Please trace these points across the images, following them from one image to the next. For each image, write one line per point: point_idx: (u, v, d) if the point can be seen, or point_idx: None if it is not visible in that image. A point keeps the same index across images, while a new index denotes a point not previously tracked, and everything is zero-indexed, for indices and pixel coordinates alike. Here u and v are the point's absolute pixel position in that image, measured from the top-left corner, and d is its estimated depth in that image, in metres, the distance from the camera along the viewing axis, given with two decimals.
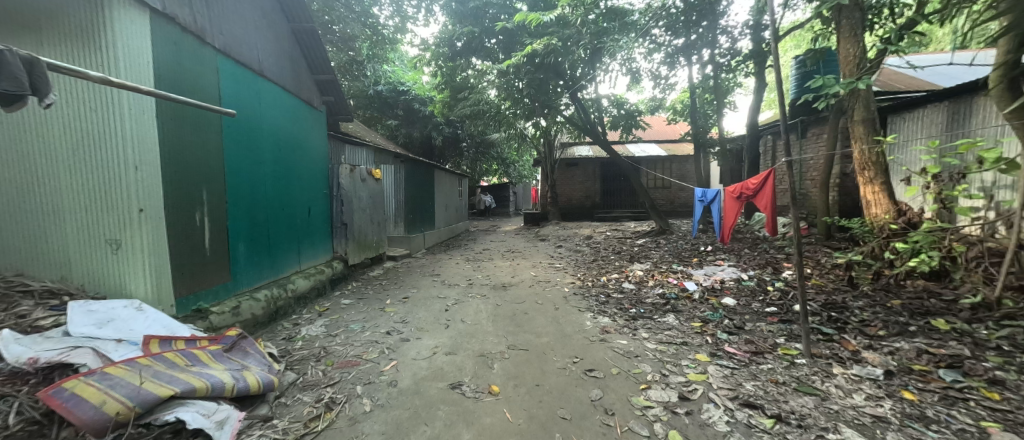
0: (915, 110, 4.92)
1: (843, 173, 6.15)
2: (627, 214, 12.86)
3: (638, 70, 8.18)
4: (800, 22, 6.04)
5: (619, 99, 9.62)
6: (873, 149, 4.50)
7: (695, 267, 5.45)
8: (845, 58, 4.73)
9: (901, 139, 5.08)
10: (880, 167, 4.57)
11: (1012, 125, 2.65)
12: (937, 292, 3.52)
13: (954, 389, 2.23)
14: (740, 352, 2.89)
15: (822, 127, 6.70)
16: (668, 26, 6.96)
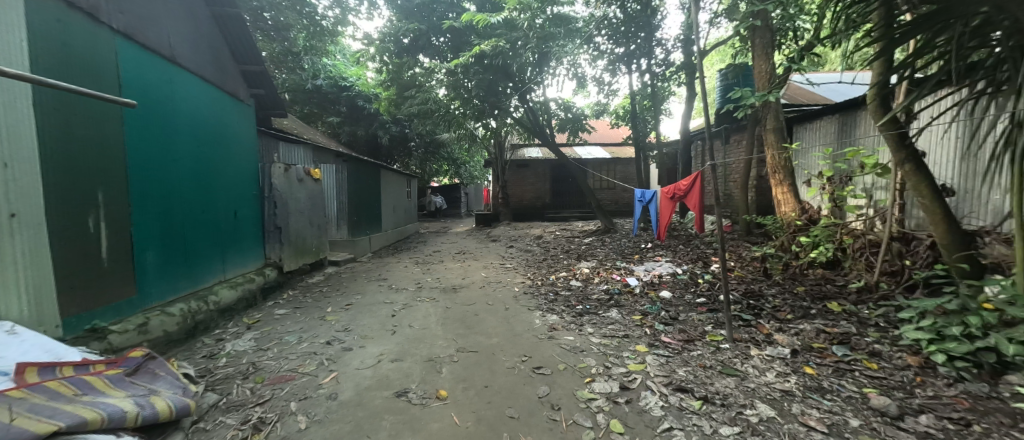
0: (813, 121, 5.63)
1: (759, 175, 6.86)
2: (575, 214, 13.28)
3: (583, 75, 8.52)
4: (723, 38, 6.61)
5: (566, 103, 9.91)
6: (782, 154, 5.11)
7: (636, 263, 5.77)
8: (759, 73, 5.28)
9: (803, 146, 5.79)
10: (788, 170, 5.18)
11: (886, 134, 3.11)
12: (832, 279, 4.05)
13: (843, 362, 2.59)
14: (673, 341, 3.11)
15: (743, 134, 7.40)
16: (610, 35, 7.35)
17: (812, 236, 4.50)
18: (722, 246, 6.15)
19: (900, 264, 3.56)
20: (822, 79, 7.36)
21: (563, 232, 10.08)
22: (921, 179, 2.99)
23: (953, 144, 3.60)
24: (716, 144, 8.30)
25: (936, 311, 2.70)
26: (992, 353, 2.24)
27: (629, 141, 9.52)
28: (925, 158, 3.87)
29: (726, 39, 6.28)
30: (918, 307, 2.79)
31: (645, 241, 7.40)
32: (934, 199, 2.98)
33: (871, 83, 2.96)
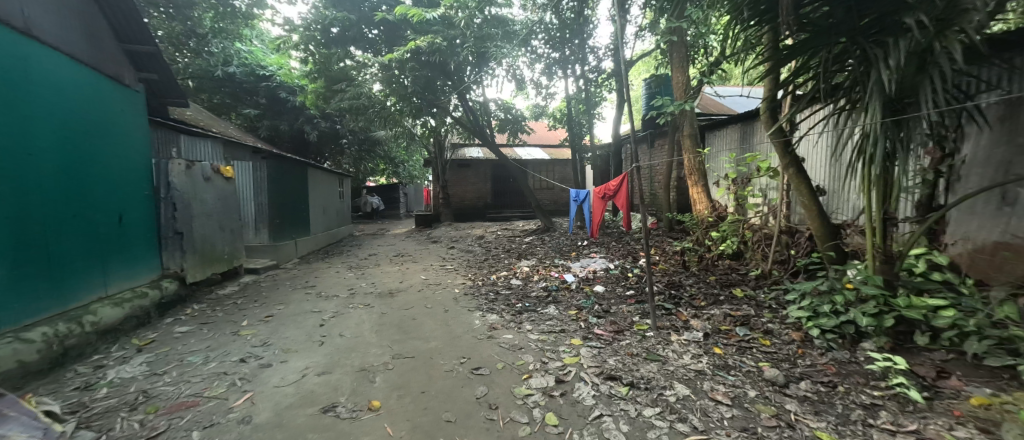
0: (720, 129, 6.32)
1: (680, 177, 7.50)
2: (517, 214, 13.43)
3: (522, 77, 8.65)
4: (647, 51, 7.13)
5: (506, 104, 9.86)
6: (696, 158, 5.76)
7: (573, 260, 5.99)
8: (677, 83, 5.81)
9: (713, 151, 6.46)
10: (701, 172, 5.82)
11: (775, 141, 3.59)
12: (736, 268, 4.57)
13: (744, 341, 2.93)
14: (605, 333, 3.28)
15: (665, 139, 8.02)
16: (546, 39, 7.80)
17: (721, 231, 5.03)
18: (648, 242, 6.63)
19: (786, 253, 4.11)
20: (727, 93, 8.28)
21: (504, 231, 10.15)
22: (801, 179, 3.49)
23: (823, 151, 4.26)
24: (644, 148, 8.90)
25: (813, 292, 3.17)
26: (851, 325, 2.69)
27: (567, 144, 9.82)
28: (804, 162, 4.52)
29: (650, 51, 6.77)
30: (799, 289, 3.25)
31: (581, 239, 7.71)
32: (810, 197, 3.49)
33: (764, 97, 3.40)
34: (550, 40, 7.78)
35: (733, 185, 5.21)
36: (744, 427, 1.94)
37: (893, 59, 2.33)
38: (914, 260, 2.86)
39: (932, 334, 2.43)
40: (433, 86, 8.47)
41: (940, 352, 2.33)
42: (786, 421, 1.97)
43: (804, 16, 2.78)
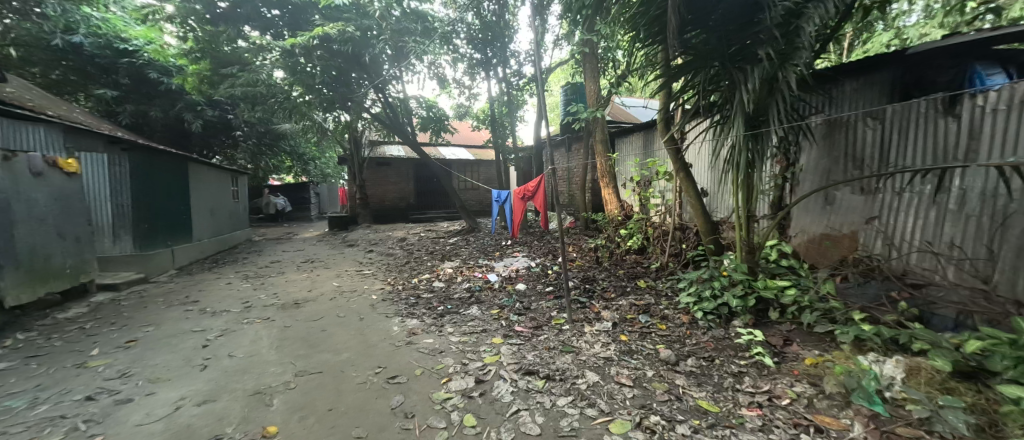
0: (626, 136, 6.94)
1: (594, 178, 8.02)
2: (441, 214, 13.12)
3: (443, 75, 8.47)
4: (564, 60, 7.52)
5: (428, 102, 9.62)
6: (607, 162, 6.27)
7: (496, 260, 6.06)
8: (590, 92, 6.24)
9: (621, 156, 7.08)
10: (611, 175, 6.35)
11: (669, 148, 4.05)
12: (641, 262, 5.04)
13: (645, 327, 3.26)
14: (524, 329, 3.37)
15: (580, 143, 8.51)
16: (469, 40, 7.88)
17: (628, 229, 5.52)
18: (566, 240, 6.98)
19: (678, 247, 4.65)
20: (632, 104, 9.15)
21: (428, 232, 9.84)
22: (688, 182, 3.98)
23: (706, 158, 4.92)
24: (563, 151, 9.34)
25: (698, 280, 3.64)
26: (726, 307, 3.15)
27: (490, 145, 9.88)
28: (691, 168, 5.18)
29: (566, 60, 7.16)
30: (688, 278, 3.71)
31: (504, 238, 7.83)
32: (696, 198, 4.00)
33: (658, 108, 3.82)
34: (472, 43, 7.94)
35: (638, 187, 5.75)
36: (642, 404, 2.15)
37: (750, 83, 2.83)
38: (769, 250, 3.47)
39: (781, 310, 2.97)
40: (347, 78, 7.91)
41: (786, 323, 2.85)
42: (676, 395, 2.23)
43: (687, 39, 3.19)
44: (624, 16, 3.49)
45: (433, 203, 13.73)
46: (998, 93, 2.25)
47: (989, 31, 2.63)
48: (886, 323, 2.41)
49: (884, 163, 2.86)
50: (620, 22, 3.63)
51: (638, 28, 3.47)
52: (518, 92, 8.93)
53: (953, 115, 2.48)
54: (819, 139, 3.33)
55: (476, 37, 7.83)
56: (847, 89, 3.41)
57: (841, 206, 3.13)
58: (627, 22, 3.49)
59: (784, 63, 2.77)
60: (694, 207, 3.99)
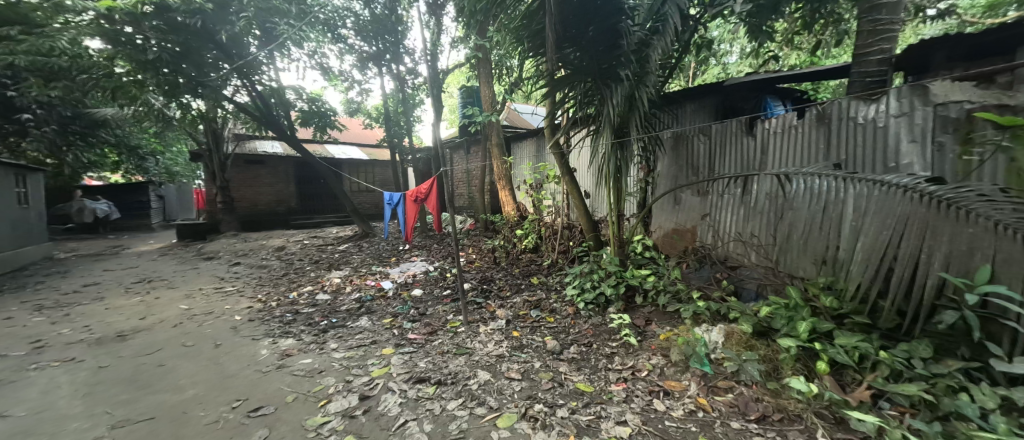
0: (521, 141, 7.33)
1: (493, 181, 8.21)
2: (330, 219, 11.97)
3: (328, 66, 7.72)
4: (460, 63, 7.53)
5: (313, 96, 8.69)
6: (504, 164, 6.60)
7: (391, 266, 5.77)
8: (485, 96, 6.51)
9: (517, 159, 7.46)
10: (507, 177, 6.68)
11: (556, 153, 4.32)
12: (535, 260, 5.34)
13: (535, 321, 3.48)
14: (418, 336, 3.29)
15: (478, 146, 8.68)
16: (357, 29, 7.34)
17: (524, 229, 5.84)
18: (465, 243, 7.01)
19: (566, 244, 5.03)
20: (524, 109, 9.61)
21: (311, 240, 8.87)
22: (571, 184, 4.35)
23: (588, 162, 5.45)
24: (462, 154, 9.35)
25: (581, 274, 4.02)
26: (603, 295, 3.56)
27: (385, 144, 9.35)
28: (576, 171, 5.69)
29: (462, 63, 7.19)
30: (573, 272, 4.06)
31: (400, 243, 7.51)
32: (579, 199, 4.38)
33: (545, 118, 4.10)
34: (362, 36, 7.44)
35: (532, 189, 6.11)
36: (529, 395, 2.29)
37: (614, 99, 3.27)
38: (636, 244, 4.02)
39: (645, 295, 3.44)
40: (199, 59, 6.54)
41: (648, 306, 3.32)
42: (558, 381, 2.43)
43: (565, 55, 3.49)
44: (509, 27, 3.69)
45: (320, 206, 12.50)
46: (776, 120, 2.97)
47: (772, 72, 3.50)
48: (714, 299, 3.01)
49: (711, 171, 3.55)
50: (506, 32, 3.81)
51: (522, 39, 3.70)
52: (413, 91, 8.62)
53: (751, 134, 3.20)
54: (668, 149, 3.99)
55: (364, 31, 7.33)
56: (687, 110, 4.16)
57: (685, 205, 3.81)
58: (513, 33, 3.69)
59: (640, 84, 3.28)
60: (577, 206, 4.38)
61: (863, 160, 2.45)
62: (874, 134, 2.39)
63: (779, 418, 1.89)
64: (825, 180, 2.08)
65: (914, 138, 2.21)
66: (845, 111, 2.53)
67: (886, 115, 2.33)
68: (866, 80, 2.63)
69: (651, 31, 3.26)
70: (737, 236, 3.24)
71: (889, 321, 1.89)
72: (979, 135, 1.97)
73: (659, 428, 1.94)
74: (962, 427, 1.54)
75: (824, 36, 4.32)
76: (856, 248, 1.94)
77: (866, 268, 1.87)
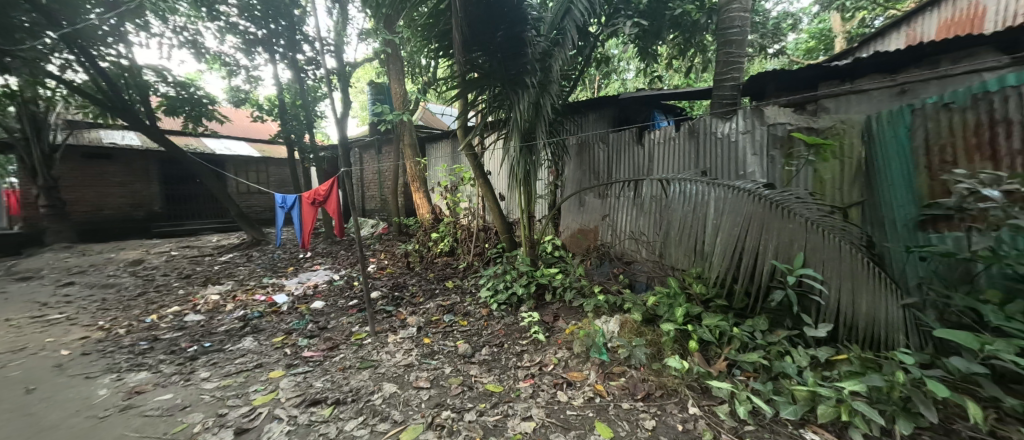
0: (436, 142, 7.23)
1: (406, 182, 7.95)
2: (209, 226, 10.41)
3: (202, 46, 6.69)
4: (369, 56, 7.08)
5: (183, 80, 7.33)
6: (417, 165, 6.46)
7: (288, 277, 5.22)
8: (396, 94, 6.31)
9: (432, 160, 7.33)
10: (422, 178, 6.55)
11: (470, 156, 4.31)
12: (450, 263, 5.26)
13: (448, 326, 3.45)
14: (315, 353, 3.02)
15: (391, 146, 8.33)
16: (241, 8, 6.49)
17: (440, 232, 5.75)
18: (377, 248, 6.64)
19: (481, 247, 5.04)
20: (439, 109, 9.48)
21: (183, 250, 7.57)
22: (485, 187, 4.40)
23: (503, 165, 5.58)
24: (373, 153, 8.87)
25: (495, 276, 4.10)
26: (515, 295, 3.67)
27: (280, 140, 8.20)
28: (491, 174, 5.79)
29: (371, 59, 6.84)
30: (487, 274, 4.11)
31: (298, 251, 6.82)
32: (494, 202, 4.44)
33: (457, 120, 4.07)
34: (249, 16, 6.59)
35: (447, 192, 6.05)
36: (437, 403, 2.26)
37: (521, 104, 3.42)
38: (547, 245, 4.27)
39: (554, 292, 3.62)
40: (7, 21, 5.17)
41: (557, 302, 3.50)
42: (468, 385, 2.45)
43: (472, 60, 3.52)
44: (414, 22, 3.66)
45: (196, 211, 10.77)
46: (659, 132, 3.38)
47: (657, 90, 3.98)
48: (613, 291, 3.30)
49: (610, 175, 3.90)
50: (412, 29, 3.73)
51: (430, 38, 3.68)
52: (313, 84, 7.91)
53: (640, 143, 3.59)
54: (573, 155, 4.28)
55: (251, 11, 6.50)
56: (589, 119, 4.51)
57: (588, 207, 4.13)
58: (419, 31, 3.64)
59: (545, 92, 3.46)
60: (492, 208, 4.45)
61: (722, 168, 2.90)
62: (729, 147, 2.85)
63: (661, 394, 2.15)
64: (693, 185, 2.43)
65: (755, 151, 2.69)
66: (708, 127, 2.98)
67: (736, 132, 2.80)
68: (722, 102, 3.15)
69: (552, 44, 3.47)
70: (630, 235, 3.60)
71: (741, 302, 2.27)
72: (796, 150, 2.49)
73: (561, 418, 2.06)
74: (786, 384, 1.93)
75: (694, 62, 5.02)
76: (716, 242, 2.30)
77: (723, 259, 2.23)
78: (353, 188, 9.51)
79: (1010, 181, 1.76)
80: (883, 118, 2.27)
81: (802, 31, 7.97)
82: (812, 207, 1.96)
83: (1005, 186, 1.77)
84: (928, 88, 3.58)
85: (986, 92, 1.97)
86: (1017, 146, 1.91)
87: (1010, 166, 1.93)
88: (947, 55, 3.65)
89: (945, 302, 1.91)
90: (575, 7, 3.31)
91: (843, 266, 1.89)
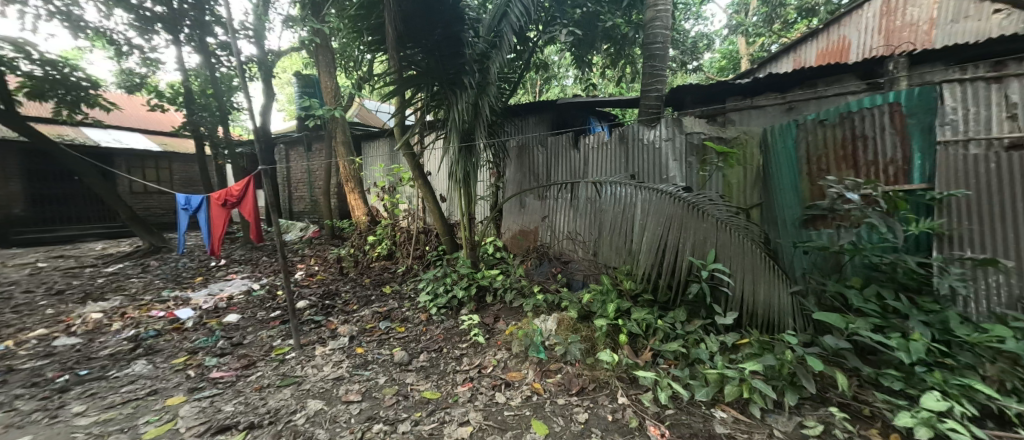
0: (373, 141, 6.92)
1: (338, 183, 7.49)
2: (95, 231, 8.96)
3: (82, 21, 5.73)
4: (295, 46, 6.56)
5: (56, 59, 6.22)
6: (351, 165, 6.13)
7: (196, 288, 4.64)
8: (326, 89, 5.92)
9: (368, 160, 6.99)
10: (357, 179, 6.22)
11: (408, 157, 4.16)
12: (387, 267, 5.03)
13: (384, 333, 3.30)
14: (226, 373, 2.71)
15: (321, 143, 7.80)
16: None
17: (377, 235, 5.50)
18: (306, 253, 6.17)
19: (421, 250, 4.89)
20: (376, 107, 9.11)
21: (55, 261, 6.41)
22: (425, 188, 4.28)
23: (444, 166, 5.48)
24: (301, 150, 8.25)
25: (435, 279, 4.01)
26: (455, 298, 3.61)
27: (187, 134, 7.30)
28: (431, 175, 5.66)
29: (298, 48, 6.35)
30: (426, 278, 4.00)
31: (210, 258, 6.11)
32: (434, 205, 4.33)
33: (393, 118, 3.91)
34: None
35: (384, 193, 5.80)
36: (367, 417, 2.14)
37: (459, 105, 3.38)
38: (489, 246, 4.29)
39: (494, 293, 3.62)
40: None
41: (497, 304, 3.49)
42: (403, 394, 2.35)
43: (407, 56, 3.41)
44: (345, 13, 3.47)
45: (77, 213, 9.23)
46: (593, 137, 3.53)
47: (591, 97, 4.15)
48: (551, 290, 3.37)
49: (548, 178, 3.99)
50: (342, 19, 3.51)
51: (362, 31, 3.49)
52: (227, 72, 7.15)
53: (576, 148, 3.72)
54: (513, 157, 4.33)
55: None
56: (529, 122, 4.60)
57: (528, 209, 4.20)
58: (350, 22, 3.43)
59: (482, 94, 3.46)
60: (432, 210, 4.34)
61: (648, 172, 3.10)
62: (654, 153, 3.05)
63: (593, 388, 2.23)
64: (623, 188, 2.58)
65: (675, 156, 2.89)
66: (636, 134, 3.17)
67: (660, 139, 3.01)
68: (648, 110, 3.38)
69: (489, 46, 3.48)
70: (567, 236, 3.71)
71: (664, 297, 2.44)
72: (709, 157, 2.73)
73: (498, 420, 2.06)
74: (700, 369, 2.09)
75: (626, 72, 5.32)
76: (643, 242, 2.44)
77: (649, 258, 2.37)
78: (278, 188, 8.76)
79: (867, 186, 2.10)
80: (777, 130, 2.60)
81: (716, 51, 8.83)
82: (722, 208, 2.16)
83: (863, 190, 2.11)
84: (809, 107, 4.15)
85: (852, 111, 2.34)
86: (872, 158, 2.30)
87: (866, 174, 2.33)
88: (823, 80, 4.25)
89: (822, 289, 2.21)
90: (512, 11, 3.35)
91: (746, 260, 2.09)
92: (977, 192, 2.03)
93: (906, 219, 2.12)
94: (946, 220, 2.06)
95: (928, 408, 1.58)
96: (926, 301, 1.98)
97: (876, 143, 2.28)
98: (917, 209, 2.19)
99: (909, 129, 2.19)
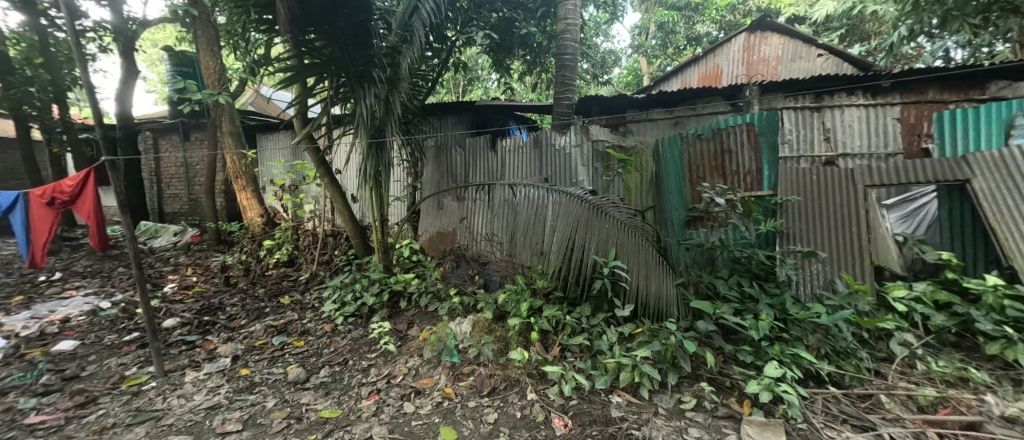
0: (271, 134, 6.21)
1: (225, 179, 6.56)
2: None
3: None
4: (167, 16, 5.57)
5: None
6: (241, 160, 5.41)
7: (14, 311, 3.67)
8: (207, 69, 5.14)
9: (264, 155, 6.25)
10: (249, 177, 5.50)
11: (311, 153, 3.81)
12: (287, 275, 4.52)
13: (278, 350, 2.96)
14: (50, 416, 2.17)
15: (203, 133, 6.76)
16: None
17: (275, 239, 4.93)
18: (181, 262, 5.27)
19: (328, 254, 4.50)
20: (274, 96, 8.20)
21: None
22: (333, 188, 3.97)
23: (354, 164, 5.13)
24: (175, 141, 7.05)
25: (342, 286, 3.72)
26: (365, 305, 3.39)
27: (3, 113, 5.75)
28: (340, 174, 5.27)
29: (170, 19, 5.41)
30: (332, 285, 3.70)
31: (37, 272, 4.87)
32: (343, 206, 4.02)
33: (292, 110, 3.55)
34: None
35: (284, 193, 5.21)
36: None
37: (367, 100, 3.20)
38: (404, 250, 4.12)
39: (409, 298, 3.47)
40: None
41: (411, 309, 3.34)
42: (296, 417, 2.13)
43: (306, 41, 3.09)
44: None
45: None
46: (509, 140, 3.60)
47: (508, 102, 4.23)
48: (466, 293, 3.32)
49: (466, 180, 3.97)
50: None
51: (249, 7, 3.09)
52: (66, 39, 5.78)
53: (493, 150, 3.76)
54: (430, 158, 4.22)
55: None
56: (449, 122, 4.55)
57: (446, 210, 4.14)
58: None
59: (393, 89, 3.31)
60: (341, 212, 4.03)
61: (559, 176, 3.23)
62: (563, 157, 3.20)
63: (504, 386, 2.26)
64: (536, 190, 2.69)
65: (583, 161, 3.06)
66: (548, 138, 3.29)
67: (570, 144, 3.17)
68: (561, 118, 3.55)
69: (400, 40, 3.34)
70: (485, 237, 3.71)
71: (573, 293, 2.57)
72: (610, 163, 2.96)
73: (405, 431, 1.97)
74: (600, 359, 2.25)
75: (541, 79, 5.52)
76: (553, 241, 2.54)
77: (559, 256, 2.48)
78: (144, 184, 7.37)
79: (730, 192, 2.46)
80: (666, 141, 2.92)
81: (622, 67, 9.70)
82: (621, 210, 2.36)
83: (728, 196, 2.48)
84: (691, 122, 4.73)
85: (722, 128, 2.73)
86: (735, 168, 2.70)
87: (731, 182, 2.72)
88: (702, 100, 4.90)
89: (699, 281, 2.54)
90: (423, 7, 3.20)
91: (641, 257, 2.27)
92: (804, 198, 2.55)
93: (758, 219, 2.54)
94: (785, 221, 2.53)
95: (769, 375, 1.90)
96: (772, 287, 2.40)
97: (737, 156, 2.69)
98: (766, 211, 2.63)
99: (761, 146, 2.61)
